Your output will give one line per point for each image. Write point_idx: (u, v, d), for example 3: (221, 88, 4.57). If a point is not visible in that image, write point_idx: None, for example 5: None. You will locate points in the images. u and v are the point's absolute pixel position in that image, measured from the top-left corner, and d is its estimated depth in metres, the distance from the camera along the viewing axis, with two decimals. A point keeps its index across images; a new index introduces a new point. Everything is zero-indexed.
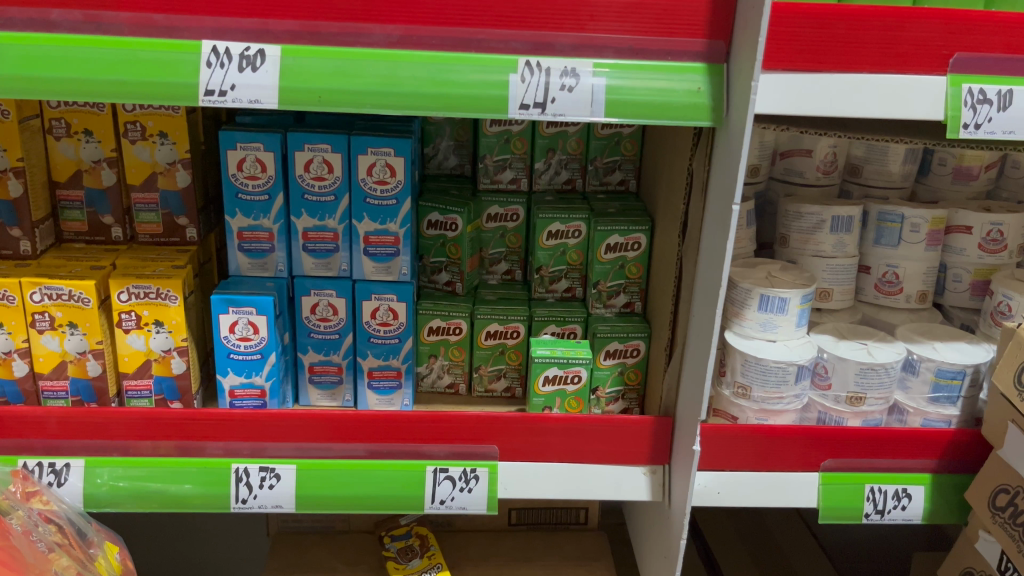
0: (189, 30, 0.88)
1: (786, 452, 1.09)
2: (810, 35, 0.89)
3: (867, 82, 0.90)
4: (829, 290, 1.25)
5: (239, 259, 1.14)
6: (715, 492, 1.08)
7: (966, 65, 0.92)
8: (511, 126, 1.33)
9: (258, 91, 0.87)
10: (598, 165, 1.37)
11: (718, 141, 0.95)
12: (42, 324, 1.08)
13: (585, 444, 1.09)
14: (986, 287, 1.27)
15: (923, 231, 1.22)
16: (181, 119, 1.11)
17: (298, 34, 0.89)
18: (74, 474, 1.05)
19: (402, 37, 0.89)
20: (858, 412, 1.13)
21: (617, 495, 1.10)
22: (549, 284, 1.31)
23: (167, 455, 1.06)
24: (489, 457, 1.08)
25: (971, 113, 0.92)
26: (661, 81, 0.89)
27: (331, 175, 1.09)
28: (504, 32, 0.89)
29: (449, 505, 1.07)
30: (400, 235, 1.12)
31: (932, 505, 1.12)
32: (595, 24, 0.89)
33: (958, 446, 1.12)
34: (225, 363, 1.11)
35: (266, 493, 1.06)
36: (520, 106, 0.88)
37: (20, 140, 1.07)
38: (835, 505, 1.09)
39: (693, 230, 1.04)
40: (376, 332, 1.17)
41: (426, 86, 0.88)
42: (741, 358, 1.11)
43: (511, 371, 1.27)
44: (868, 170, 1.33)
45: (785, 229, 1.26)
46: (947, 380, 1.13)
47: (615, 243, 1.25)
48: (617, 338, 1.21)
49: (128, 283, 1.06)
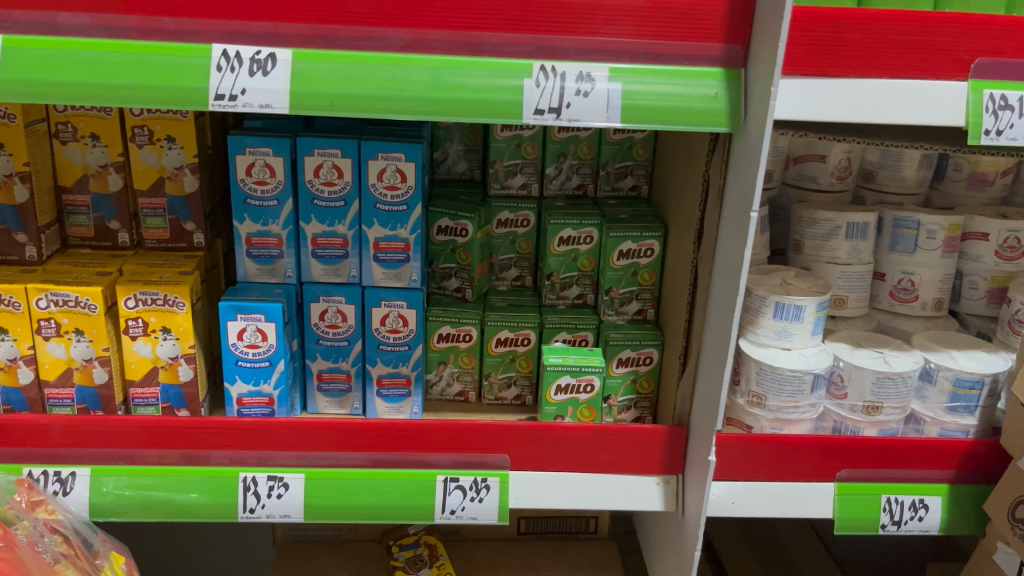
0: (198, 34, 0.87)
1: (802, 461, 1.07)
2: (829, 39, 0.87)
3: (886, 88, 0.89)
4: (843, 297, 1.24)
5: (247, 265, 1.12)
6: (729, 502, 1.06)
7: (988, 69, 0.90)
8: (522, 131, 1.32)
9: (269, 95, 0.86)
10: (610, 170, 1.36)
11: (736, 147, 0.94)
12: (47, 330, 1.06)
13: (598, 453, 1.07)
14: (1002, 294, 1.25)
15: (939, 238, 1.21)
16: (188, 123, 1.10)
17: (309, 37, 0.87)
18: (80, 483, 1.03)
19: (414, 41, 0.87)
20: (874, 421, 1.11)
21: (630, 505, 1.08)
22: (560, 291, 1.30)
23: (173, 464, 1.05)
24: (500, 466, 1.07)
25: (993, 119, 0.90)
26: (678, 86, 0.88)
27: (341, 180, 1.08)
28: (517, 36, 0.87)
29: (460, 515, 1.05)
30: (410, 241, 1.11)
31: (949, 517, 1.10)
32: (610, 29, 0.87)
33: (977, 456, 1.10)
34: (234, 370, 1.09)
35: (274, 503, 1.04)
36: (534, 111, 0.87)
37: (26, 145, 1.05)
38: (851, 515, 1.07)
39: (708, 236, 1.03)
40: (386, 339, 1.16)
41: (439, 90, 0.86)
42: (756, 367, 1.09)
43: (522, 378, 1.25)
44: (881, 176, 1.31)
45: (799, 235, 1.25)
46: (965, 390, 1.11)
47: (627, 249, 1.23)
48: (629, 346, 1.20)
49: (135, 290, 1.05)
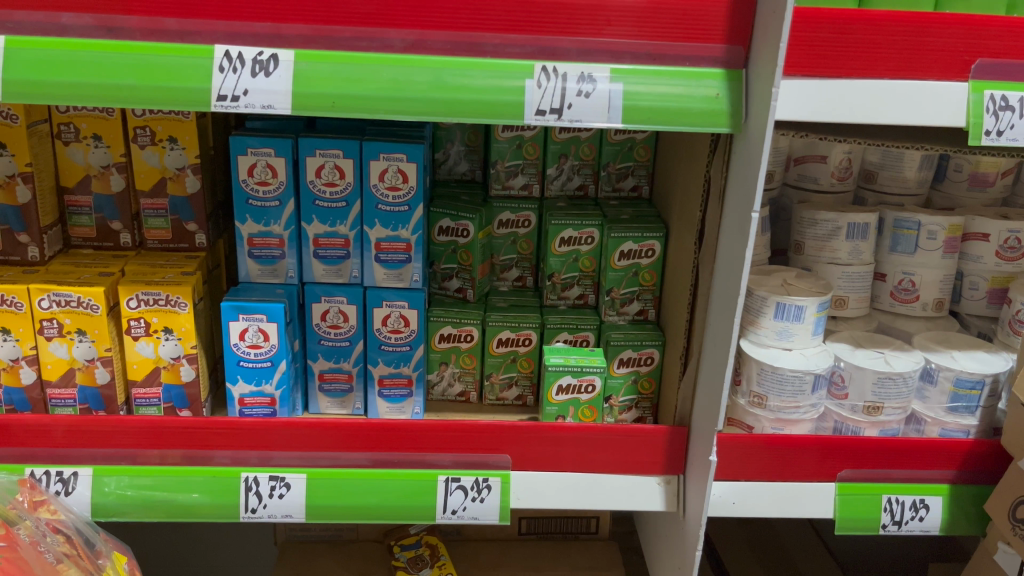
0: (201, 34, 0.87)
1: (803, 461, 1.07)
2: (830, 40, 0.87)
3: (887, 88, 0.89)
4: (844, 298, 1.24)
5: (249, 265, 1.13)
6: (730, 502, 1.07)
7: (989, 70, 0.90)
8: (523, 131, 1.32)
9: (271, 96, 0.86)
10: (611, 171, 1.36)
11: (737, 148, 0.94)
12: (50, 331, 1.06)
13: (599, 453, 1.07)
14: (1003, 295, 1.26)
15: (940, 238, 1.21)
16: (190, 124, 1.10)
17: (311, 38, 0.87)
18: (82, 483, 1.03)
19: (415, 42, 0.88)
20: (875, 421, 1.11)
21: (631, 505, 1.08)
22: (561, 291, 1.30)
23: (175, 464, 1.05)
24: (501, 466, 1.07)
25: (993, 120, 0.90)
26: (679, 86, 0.88)
27: (343, 181, 1.08)
28: (518, 37, 0.87)
29: (461, 515, 1.06)
30: (412, 241, 1.11)
31: (950, 517, 1.10)
32: (611, 29, 0.87)
33: (977, 456, 1.10)
34: (235, 370, 1.10)
35: (276, 503, 1.04)
36: (536, 112, 0.87)
37: (28, 145, 1.06)
38: (852, 516, 1.07)
39: (710, 237, 1.03)
40: (387, 339, 1.16)
41: (440, 91, 0.87)
42: (757, 367, 1.10)
43: (523, 379, 1.25)
44: (882, 176, 1.31)
45: (800, 236, 1.25)
46: (966, 390, 1.11)
47: (628, 250, 1.23)
48: (631, 346, 1.21)
49: (136, 290, 1.05)
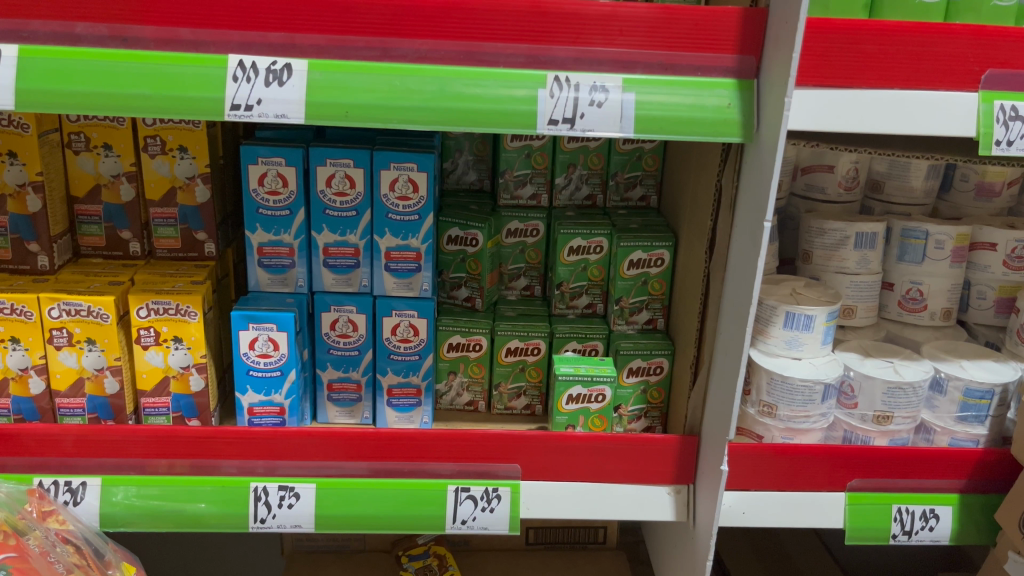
0: (216, 44, 0.87)
1: (813, 471, 1.07)
2: (840, 51, 0.88)
3: (897, 99, 0.89)
4: (852, 307, 1.24)
5: (258, 275, 1.13)
6: (739, 512, 1.06)
7: (998, 81, 0.91)
8: (532, 141, 1.32)
9: (284, 105, 0.86)
10: (619, 180, 1.36)
11: (748, 157, 0.94)
12: (60, 340, 1.06)
13: (610, 463, 1.07)
14: (1010, 304, 1.26)
15: (948, 248, 1.21)
16: (200, 133, 1.10)
17: (325, 48, 0.88)
18: (90, 493, 1.03)
19: (429, 52, 0.88)
20: (885, 430, 1.11)
21: (641, 515, 1.08)
22: (569, 300, 1.31)
23: (183, 473, 1.04)
24: (510, 476, 1.06)
25: (1004, 130, 0.91)
26: (691, 96, 0.88)
27: (353, 190, 1.08)
28: (532, 47, 0.88)
29: (471, 525, 1.05)
30: (422, 250, 1.11)
31: (960, 526, 1.10)
32: (624, 39, 0.88)
33: (988, 466, 1.10)
34: (245, 380, 1.09)
35: (285, 513, 1.03)
36: (549, 122, 0.87)
37: (40, 154, 1.06)
38: (863, 525, 1.07)
39: (720, 246, 1.03)
40: (396, 348, 1.16)
41: (452, 100, 0.87)
42: (767, 377, 1.09)
43: (531, 389, 1.26)
44: (889, 186, 1.33)
45: (808, 245, 1.25)
46: (975, 400, 1.12)
47: (638, 259, 1.24)
48: (640, 355, 1.21)
49: (147, 299, 1.05)
